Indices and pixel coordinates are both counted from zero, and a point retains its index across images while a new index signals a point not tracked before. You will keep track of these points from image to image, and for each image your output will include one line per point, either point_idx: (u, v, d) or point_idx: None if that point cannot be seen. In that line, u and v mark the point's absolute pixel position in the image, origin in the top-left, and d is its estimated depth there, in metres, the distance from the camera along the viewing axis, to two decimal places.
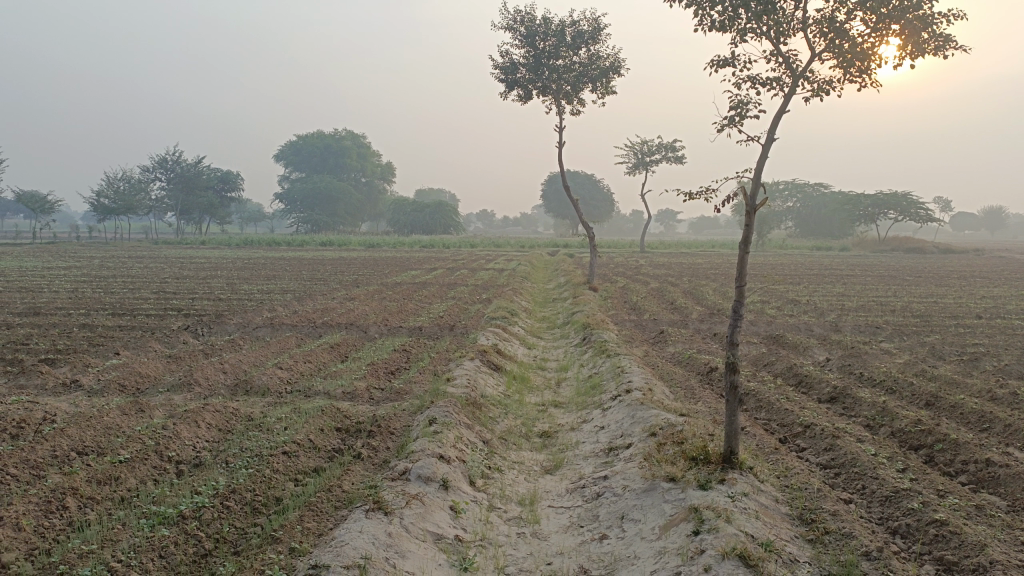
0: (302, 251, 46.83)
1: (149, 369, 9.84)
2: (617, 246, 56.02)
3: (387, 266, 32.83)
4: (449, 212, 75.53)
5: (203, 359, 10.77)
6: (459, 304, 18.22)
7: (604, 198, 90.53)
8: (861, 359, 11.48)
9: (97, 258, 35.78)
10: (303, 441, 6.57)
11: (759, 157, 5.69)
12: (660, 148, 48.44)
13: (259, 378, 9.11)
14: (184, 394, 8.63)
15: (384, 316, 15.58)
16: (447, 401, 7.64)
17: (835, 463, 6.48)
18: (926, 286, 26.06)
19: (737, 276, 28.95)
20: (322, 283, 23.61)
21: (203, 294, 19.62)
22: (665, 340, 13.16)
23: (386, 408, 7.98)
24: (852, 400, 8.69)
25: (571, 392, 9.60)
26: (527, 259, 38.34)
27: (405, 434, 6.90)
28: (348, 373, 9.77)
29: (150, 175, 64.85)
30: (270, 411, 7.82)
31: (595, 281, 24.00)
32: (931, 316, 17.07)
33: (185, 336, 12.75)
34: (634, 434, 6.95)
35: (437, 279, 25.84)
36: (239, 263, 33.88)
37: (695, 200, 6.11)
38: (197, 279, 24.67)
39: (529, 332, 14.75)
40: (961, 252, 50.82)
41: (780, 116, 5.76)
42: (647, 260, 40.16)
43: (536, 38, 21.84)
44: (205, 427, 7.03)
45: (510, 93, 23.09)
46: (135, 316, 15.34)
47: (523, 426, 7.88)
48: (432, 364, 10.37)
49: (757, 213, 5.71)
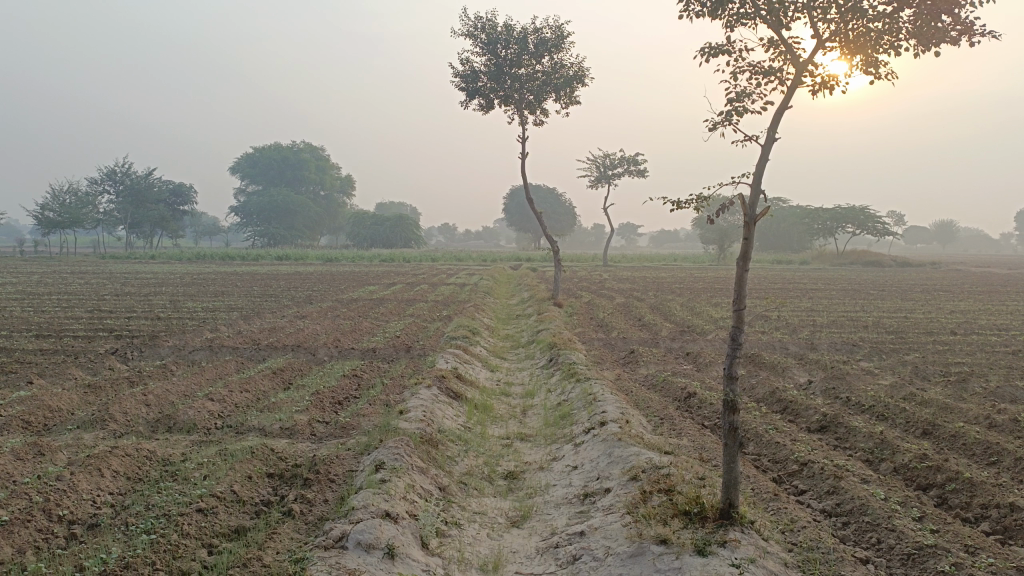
0: (258, 266, 45.27)
1: (60, 401, 8.65)
2: (580, 259, 55.39)
3: (344, 281, 31.66)
4: (411, 226, 74.48)
5: (127, 389, 9.62)
6: (418, 322, 17.22)
7: (567, 211, 90.56)
8: (845, 381, 10.77)
9: (34, 273, 33.88)
10: (224, 493, 5.55)
11: (759, 159, 4.87)
12: (622, 162, 48.16)
13: (185, 412, 8.02)
14: (95, 433, 7.50)
15: (336, 336, 14.50)
16: (398, 438, 6.67)
17: (841, 510, 5.68)
18: (893, 300, 25.80)
19: (703, 290, 28.45)
20: (273, 300, 22.42)
21: (142, 313, 18.32)
22: (637, 362, 12.33)
23: (328, 448, 6.98)
24: (846, 430, 7.95)
25: (539, 423, 8.67)
26: (489, 274, 37.50)
27: (348, 482, 5.92)
28: (289, 404, 8.71)
29: (98, 187, 62.54)
30: (193, 453, 6.77)
31: (560, 296, 23.22)
32: (906, 333, 16.54)
33: (112, 362, 11.55)
34: (613, 477, 6.08)
35: (395, 295, 24.83)
36: (188, 278, 32.30)
37: (683, 209, 5.28)
38: (139, 297, 23.22)
39: (492, 352, 13.84)
40: (918, 266, 51.36)
41: (783, 110, 4.94)
42: (610, 275, 39.62)
43: (498, 46, 21.05)
44: (110, 477, 5.95)
45: (471, 102, 22.26)
46: (61, 337, 14.04)
47: (485, 466, 6.96)
48: (385, 392, 9.37)
49: (757, 225, 4.88)
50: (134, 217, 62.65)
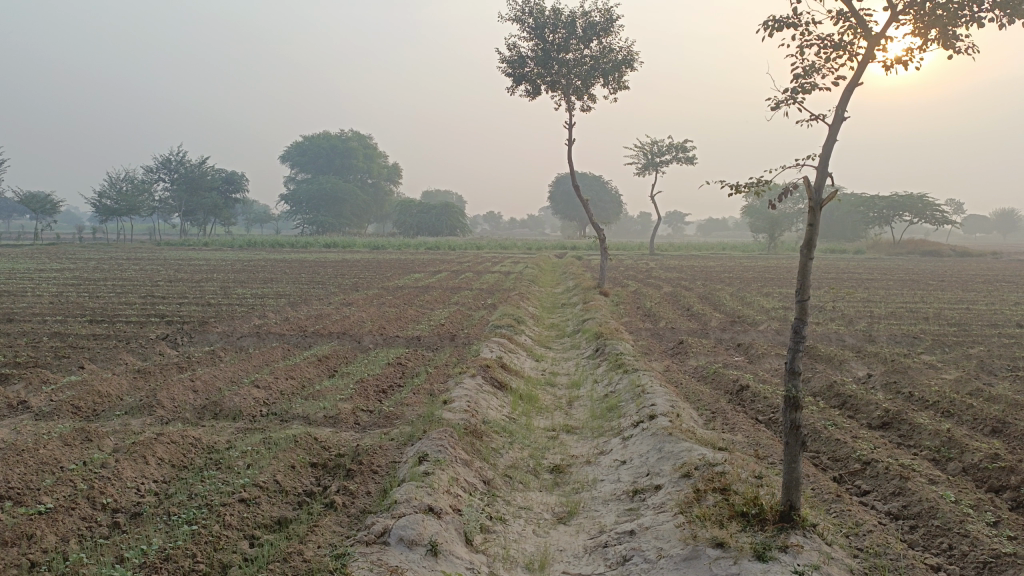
0: (306, 253, 45.75)
1: (110, 387, 8.73)
2: (627, 248, 54.69)
3: (391, 269, 31.81)
4: (457, 214, 74.62)
5: (175, 374, 9.69)
6: (463, 310, 17.13)
7: (613, 199, 89.83)
8: (907, 375, 10.31)
9: (91, 260, 34.79)
10: (266, 483, 5.47)
11: (826, 140, 4.56)
12: (670, 148, 47.40)
13: (231, 399, 8.01)
14: (143, 419, 7.53)
15: (381, 323, 14.47)
16: (442, 429, 6.52)
17: (908, 513, 5.37)
18: (953, 291, 24.86)
19: (753, 280, 27.81)
20: (320, 288, 22.58)
21: (193, 299, 18.60)
22: (686, 353, 12.03)
23: (371, 438, 6.88)
24: (910, 427, 7.57)
25: (585, 415, 8.46)
26: (534, 262, 37.27)
27: (391, 474, 5.81)
28: (333, 392, 8.65)
29: (154, 176, 63.98)
30: (237, 441, 6.74)
31: (606, 284, 22.93)
32: (970, 325, 15.86)
33: (162, 347, 11.69)
34: (664, 473, 5.85)
35: (440, 283, 24.82)
36: (238, 265, 32.79)
37: (742, 193, 4.99)
38: (191, 283, 23.59)
39: (537, 342, 13.66)
40: (979, 255, 49.54)
41: (852, 87, 4.61)
42: (657, 263, 39.10)
43: (545, 30, 20.73)
44: (155, 464, 5.94)
45: (518, 88, 22.01)
46: (114, 323, 14.29)
47: (530, 459, 6.78)
48: (429, 381, 9.26)
49: (823, 210, 4.57)
50: (188, 204, 63.99)
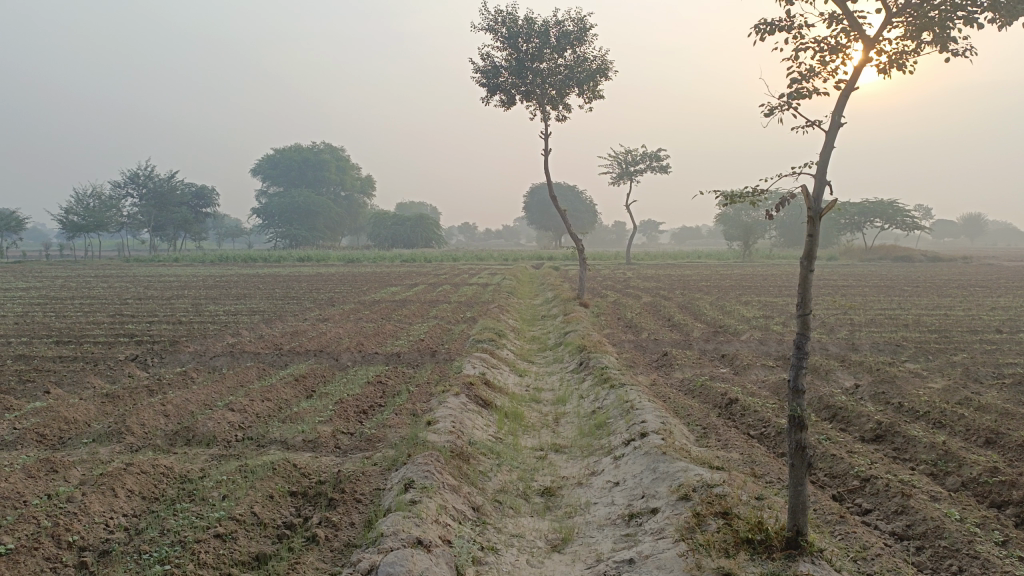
0: (279, 267, 45.10)
1: (76, 413, 8.34)
2: (603, 258, 54.63)
3: (366, 282, 31.40)
4: (432, 226, 74.26)
5: (145, 398, 9.31)
6: (442, 324, 16.86)
7: (588, 209, 90.12)
8: (894, 385, 10.20)
9: (56, 277, 33.93)
10: (243, 516, 5.17)
11: (823, 147, 4.39)
12: (644, 158, 47.54)
13: (204, 424, 7.67)
14: (111, 447, 7.16)
15: (358, 340, 14.13)
16: (428, 453, 6.25)
17: (912, 532, 5.19)
18: (928, 296, 25.06)
19: (731, 288, 27.80)
20: (294, 303, 22.16)
21: (163, 317, 18.11)
22: (671, 365, 11.86)
23: (353, 463, 6.60)
24: (904, 439, 7.44)
25: (573, 433, 8.23)
26: (511, 273, 37.07)
27: (376, 503, 5.53)
28: (312, 414, 8.34)
29: (122, 191, 62.87)
30: (212, 469, 6.41)
31: (584, 295, 22.76)
32: (949, 331, 15.89)
33: (132, 369, 11.26)
34: (660, 495, 5.63)
35: (417, 296, 24.53)
36: (210, 281, 32.13)
37: (738, 202, 4.81)
38: (162, 301, 23.01)
39: (519, 356, 13.42)
40: (949, 260, 50.24)
41: (849, 91, 4.45)
42: (634, 273, 39.10)
43: (519, 40, 20.59)
44: (124, 497, 5.60)
45: (493, 98, 21.84)
46: (81, 344, 13.82)
47: (520, 482, 6.53)
48: (411, 400, 8.98)
49: (822, 220, 4.39)
50: (158, 219, 62.94)
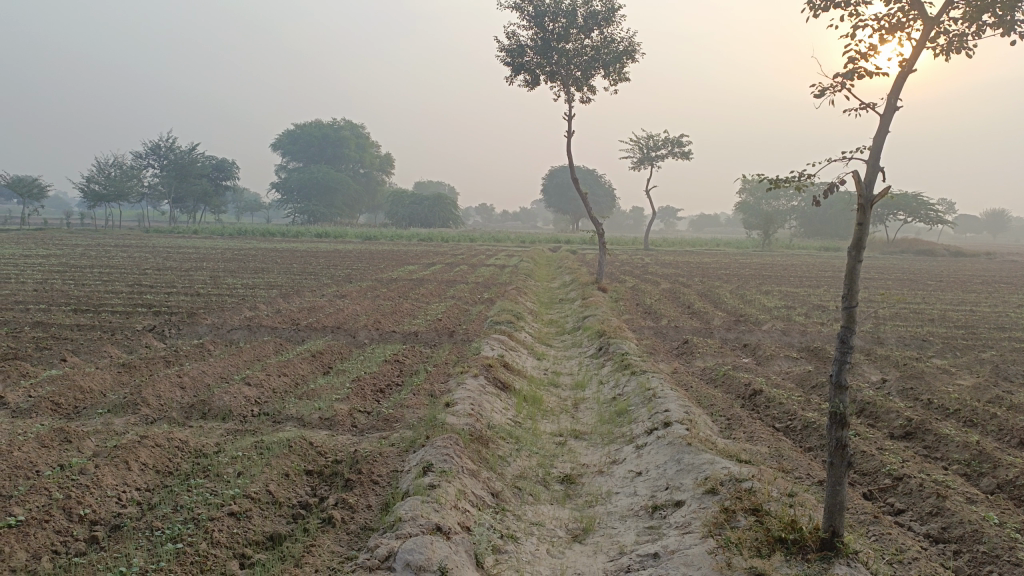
0: (297, 243, 45.10)
1: (92, 382, 8.27)
2: (621, 242, 54.21)
3: (383, 260, 31.33)
4: (449, 206, 74.07)
5: (161, 369, 9.23)
6: (459, 304, 16.71)
7: (607, 193, 89.62)
8: (923, 380, 9.95)
9: (78, 246, 34.09)
10: (258, 494, 5.05)
11: (878, 131, 4.16)
12: (666, 143, 47.01)
13: (220, 398, 7.57)
14: (126, 418, 7.09)
15: (375, 317, 14.02)
16: (447, 436, 6.11)
17: (948, 535, 5.01)
18: (952, 291, 24.63)
19: (751, 277, 27.46)
20: (311, 278, 22.10)
21: (182, 289, 18.09)
22: (692, 353, 11.65)
23: (370, 443, 6.47)
24: (936, 438, 7.22)
25: (593, 419, 8.05)
26: (528, 255, 36.89)
27: (394, 485, 5.40)
28: (328, 391, 8.22)
29: (143, 161, 63.13)
30: (227, 445, 6.30)
31: (603, 280, 22.53)
32: (977, 328, 15.55)
33: (149, 339, 11.22)
34: (686, 487, 5.47)
35: (435, 275, 24.41)
36: (229, 254, 32.20)
37: (781, 187, 4.58)
38: (180, 272, 23.05)
39: (537, 339, 13.26)
40: (972, 255, 49.51)
41: (906, 73, 4.20)
42: (652, 259, 38.79)
43: (545, 19, 20.25)
44: (137, 471, 5.51)
45: (517, 78, 21.54)
46: (99, 313, 13.80)
47: (539, 468, 6.38)
48: (428, 381, 8.85)
49: (873, 208, 4.17)
50: (178, 191, 63.14)
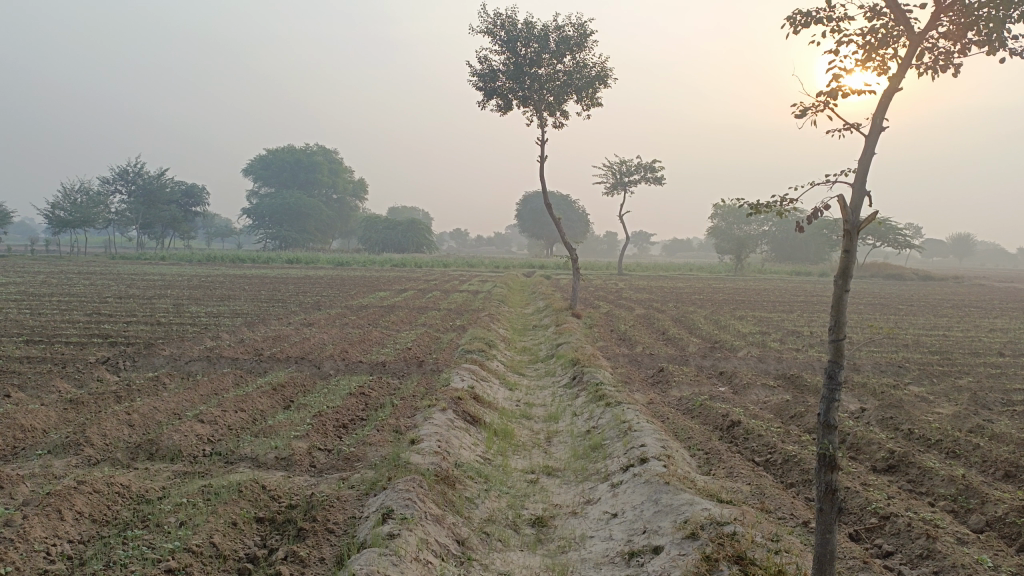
0: (267, 269, 44.45)
1: (34, 420, 7.76)
2: (595, 267, 54.16)
3: (354, 286, 30.83)
4: (423, 231, 73.68)
5: (111, 405, 8.73)
6: (430, 332, 16.33)
7: (580, 218, 89.96)
8: (902, 409, 9.73)
9: (39, 273, 33.15)
10: (200, 547, 4.63)
11: (863, 153, 3.92)
12: (638, 168, 47.20)
13: (169, 436, 7.10)
14: (66, 460, 6.60)
15: (342, 346, 13.58)
16: (409, 477, 5.73)
17: None
18: (924, 315, 24.71)
19: (725, 302, 27.33)
20: (279, 306, 21.58)
21: (143, 318, 17.48)
22: (667, 382, 11.36)
23: (328, 486, 6.06)
24: (920, 471, 6.96)
25: (567, 454, 7.70)
26: (502, 281, 36.63)
27: (350, 535, 5.00)
28: (288, 427, 7.79)
29: (111, 187, 62.14)
30: (173, 489, 5.85)
31: (577, 305, 22.27)
32: (951, 353, 15.46)
33: (101, 372, 10.69)
34: (665, 530, 5.13)
35: (406, 302, 24.00)
36: (195, 281, 31.52)
37: (763, 212, 4.31)
38: (143, 300, 22.39)
39: (509, 368, 12.90)
40: (941, 279, 50.05)
41: (892, 93, 3.97)
42: (626, 284, 38.70)
43: (517, 44, 20.14)
44: (71, 521, 5.05)
45: (489, 103, 21.38)
46: (52, 344, 13.20)
47: (509, 510, 6.01)
48: (394, 415, 8.44)
49: (860, 235, 3.92)
50: (146, 217, 62.11)
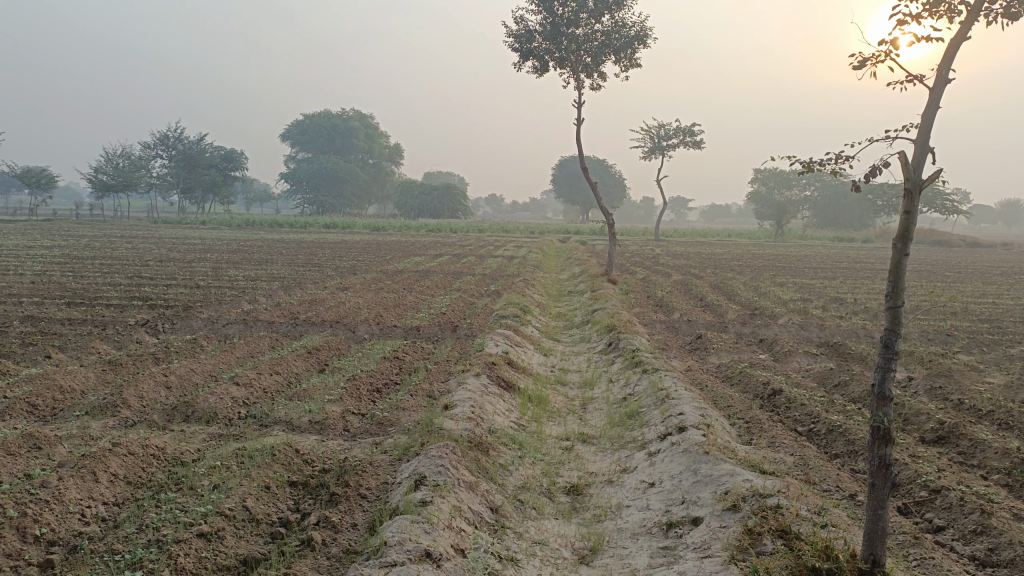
0: (304, 233, 44.75)
1: (74, 381, 7.84)
2: (631, 233, 53.57)
3: (390, 251, 30.89)
4: (459, 196, 73.56)
5: (149, 367, 8.79)
6: (465, 297, 16.25)
7: (617, 184, 88.98)
8: (952, 379, 9.40)
9: (83, 236, 33.78)
10: (233, 511, 4.60)
11: (926, 107, 3.63)
12: (677, 132, 46.30)
13: (205, 399, 7.11)
14: (104, 422, 6.64)
15: (377, 311, 13.56)
16: (443, 444, 5.64)
17: (996, 559, 4.50)
18: (973, 283, 23.96)
19: (765, 268, 26.82)
20: (316, 270, 21.69)
21: (182, 281, 17.67)
22: (706, 349, 11.13)
23: (360, 450, 6.01)
24: (972, 444, 6.69)
25: (603, 422, 7.56)
26: (537, 246, 36.41)
27: (383, 501, 4.94)
28: (321, 391, 7.76)
29: (151, 152, 62.91)
30: (207, 452, 5.84)
31: (614, 271, 22.01)
32: (1003, 322, 14.94)
33: (140, 334, 10.81)
34: (704, 501, 4.98)
35: (441, 267, 23.95)
36: (235, 245, 31.86)
37: (815, 170, 4.04)
38: (183, 263, 22.68)
39: (544, 334, 12.77)
40: (990, 246, 48.51)
41: (961, 41, 3.66)
42: (663, 249, 38.20)
43: (554, 3, 19.66)
44: (106, 482, 5.06)
45: (525, 64, 20.97)
46: (93, 306, 13.38)
47: (544, 478, 5.90)
48: (428, 380, 8.37)
49: (922, 195, 3.65)
50: (187, 182, 62.86)
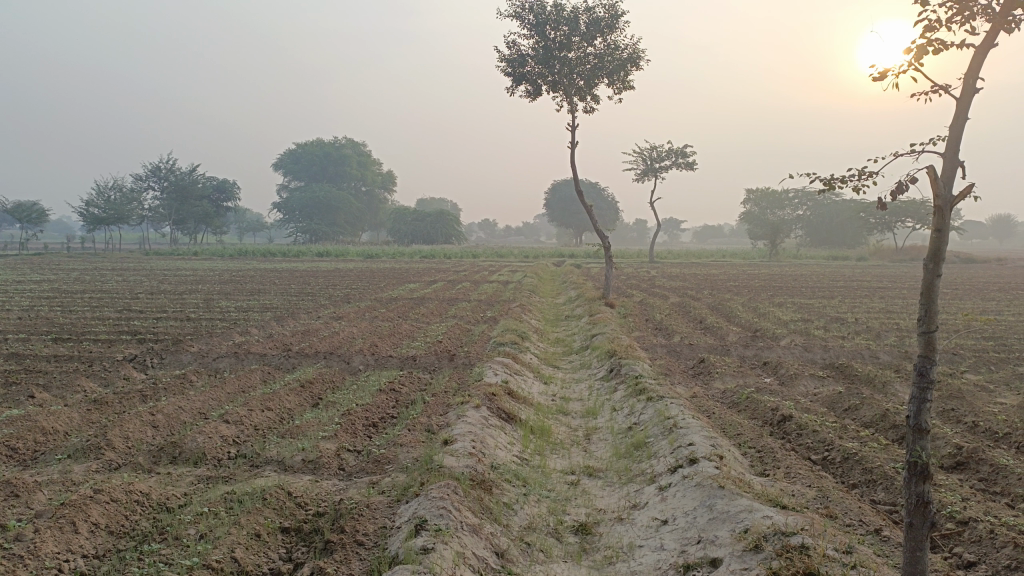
0: (297, 262, 44.38)
1: (56, 422, 7.51)
2: (626, 256, 53.38)
3: (384, 278, 30.58)
4: (452, 222, 73.46)
5: (136, 405, 8.47)
6: (461, 324, 15.95)
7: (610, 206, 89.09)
8: (964, 400, 9.14)
9: (75, 270, 33.43)
10: (220, 564, 4.30)
11: (954, 118, 3.43)
12: (670, 154, 46.33)
13: (193, 439, 6.80)
14: (87, 465, 6.33)
15: (372, 341, 13.25)
16: (444, 483, 5.35)
17: None
18: (973, 299, 23.77)
19: (763, 289, 26.61)
20: (309, 299, 21.38)
21: (172, 314, 17.32)
22: (710, 374, 10.85)
23: (356, 492, 5.70)
24: (994, 469, 6.42)
25: (608, 454, 7.26)
26: (532, 270, 36.17)
27: (380, 547, 4.64)
28: (315, 427, 7.46)
29: (143, 184, 62.61)
30: (193, 498, 5.52)
31: (611, 295, 21.77)
32: (1008, 339, 14.71)
33: (128, 370, 10.48)
34: (723, 540, 4.69)
35: (437, 293, 23.66)
36: (227, 275, 31.52)
37: (835, 189, 3.83)
38: (174, 295, 22.31)
39: (544, 360, 12.49)
40: (983, 262, 48.44)
41: (987, 48, 3.46)
42: (659, 271, 38.00)
43: (546, 27, 19.62)
44: (86, 533, 4.75)
45: (518, 89, 20.88)
46: (81, 342, 13.04)
47: (550, 516, 5.60)
48: (426, 413, 8.08)
49: (953, 212, 3.42)
50: (179, 213, 62.54)
